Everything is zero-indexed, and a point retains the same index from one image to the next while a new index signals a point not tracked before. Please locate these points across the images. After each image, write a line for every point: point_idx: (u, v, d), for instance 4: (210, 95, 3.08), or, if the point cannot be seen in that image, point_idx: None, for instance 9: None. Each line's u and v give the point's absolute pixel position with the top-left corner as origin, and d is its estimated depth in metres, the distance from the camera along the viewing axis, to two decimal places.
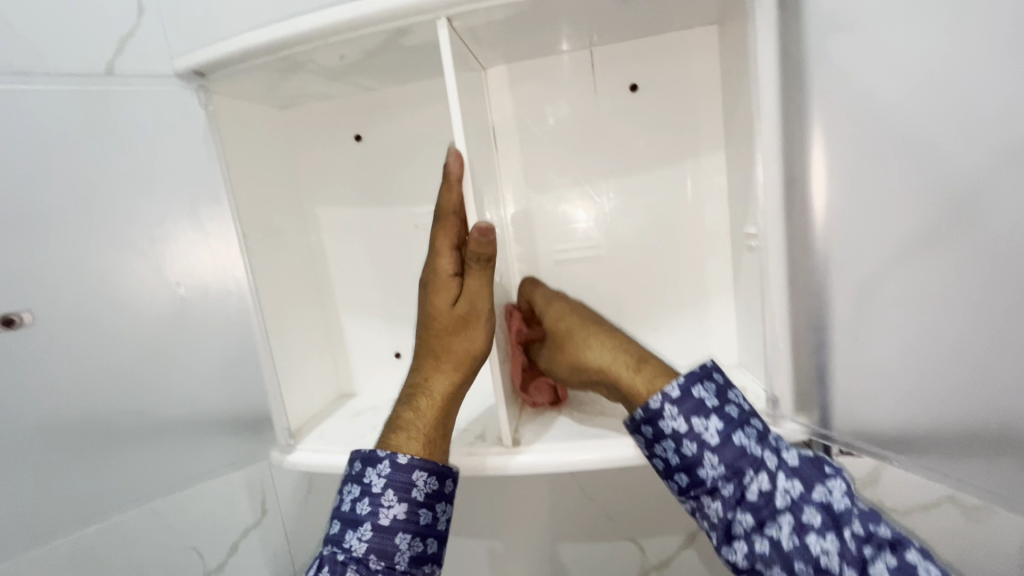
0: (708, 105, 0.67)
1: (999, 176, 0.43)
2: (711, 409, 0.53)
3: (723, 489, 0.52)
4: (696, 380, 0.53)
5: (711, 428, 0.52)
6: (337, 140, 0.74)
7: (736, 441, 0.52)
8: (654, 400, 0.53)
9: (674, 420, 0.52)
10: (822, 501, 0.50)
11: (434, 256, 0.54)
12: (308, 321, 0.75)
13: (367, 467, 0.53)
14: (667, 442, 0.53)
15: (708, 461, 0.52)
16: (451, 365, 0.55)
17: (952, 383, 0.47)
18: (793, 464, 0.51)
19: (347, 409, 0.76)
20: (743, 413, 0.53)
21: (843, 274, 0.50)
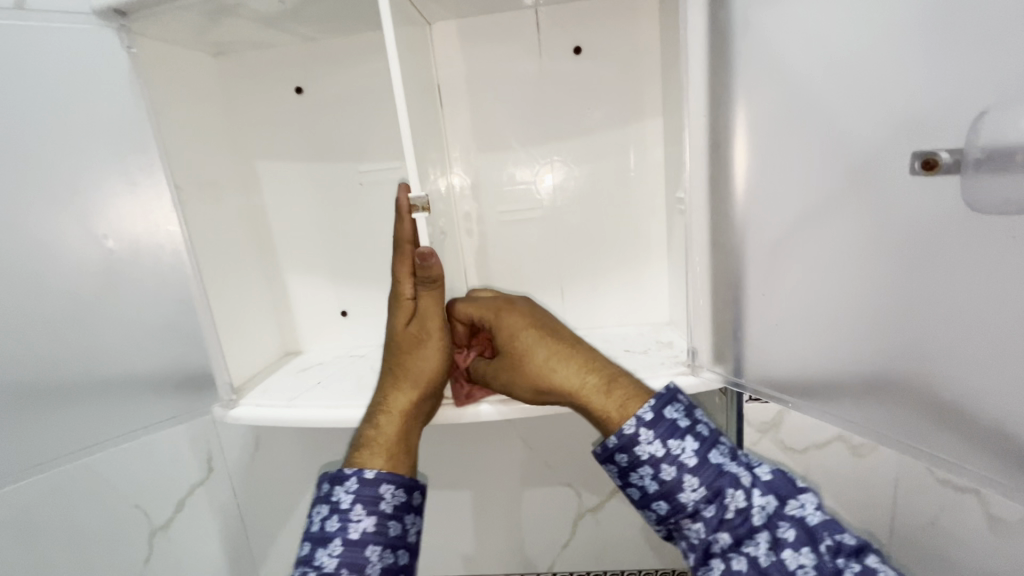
0: (649, 70, 0.69)
1: (891, 145, 0.47)
2: (685, 430, 0.52)
3: (704, 511, 0.50)
4: (665, 402, 0.53)
5: (687, 449, 0.51)
6: (276, 91, 0.72)
7: (711, 460, 0.51)
8: (628, 426, 0.52)
9: (651, 445, 0.51)
10: (796, 516, 0.49)
11: (394, 282, 0.58)
12: (250, 278, 0.74)
13: (335, 486, 0.58)
14: (644, 468, 0.52)
15: (687, 483, 0.50)
16: (407, 388, 0.59)
17: (841, 334, 0.52)
18: (766, 479, 0.51)
19: (293, 366, 0.77)
20: (713, 432, 0.53)
21: (757, 232, 0.55)
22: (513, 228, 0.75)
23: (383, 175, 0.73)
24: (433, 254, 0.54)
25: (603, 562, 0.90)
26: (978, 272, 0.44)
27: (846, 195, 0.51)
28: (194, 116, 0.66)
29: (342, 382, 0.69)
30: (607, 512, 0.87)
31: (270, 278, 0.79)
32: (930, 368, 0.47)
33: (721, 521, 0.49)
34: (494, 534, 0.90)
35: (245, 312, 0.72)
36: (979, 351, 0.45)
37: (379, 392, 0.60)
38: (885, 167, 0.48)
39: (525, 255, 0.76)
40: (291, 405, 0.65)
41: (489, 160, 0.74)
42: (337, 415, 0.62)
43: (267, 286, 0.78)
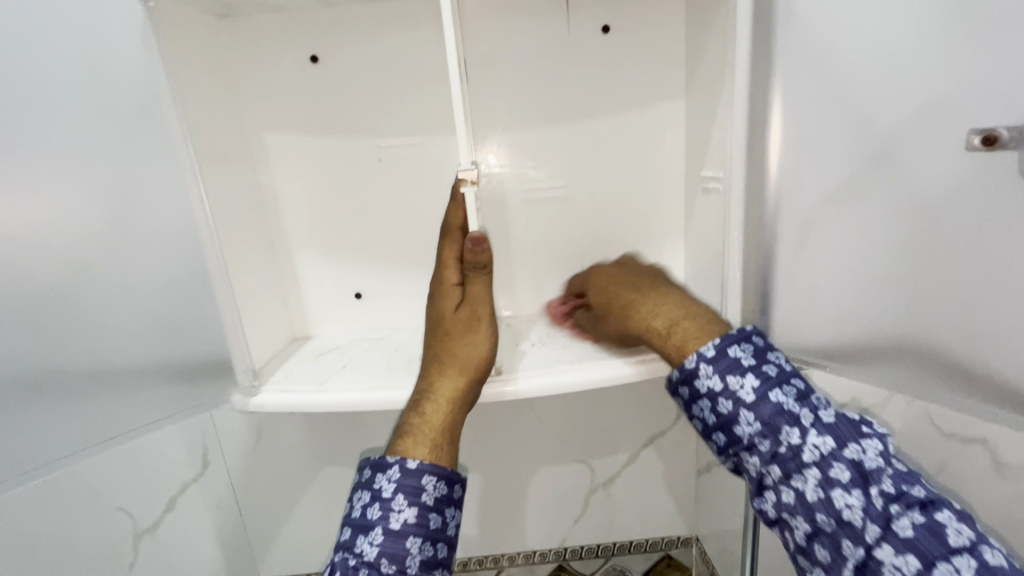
0: (676, 50, 0.70)
1: (921, 129, 0.50)
2: (747, 368, 0.54)
3: (759, 446, 0.53)
4: (731, 341, 0.56)
5: (746, 386, 0.54)
6: (290, 59, 0.68)
7: (770, 399, 0.53)
8: (690, 360, 0.56)
9: (711, 379, 0.55)
10: (854, 458, 0.50)
11: (441, 267, 0.59)
12: (261, 258, 0.70)
13: (377, 473, 0.56)
14: (704, 400, 0.56)
15: (743, 417, 0.54)
16: (451, 371, 0.57)
17: (870, 305, 0.55)
18: (827, 422, 0.51)
19: (307, 351, 0.73)
20: (783, 372, 0.54)
21: (790, 212, 0.58)
22: (535, 207, 0.75)
23: (405, 151, 0.71)
24: (484, 238, 0.55)
25: (612, 534, 0.93)
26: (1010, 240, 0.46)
27: (877, 171, 0.53)
28: (202, 82, 0.61)
29: (370, 365, 0.67)
30: (618, 486, 0.90)
31: (278, 259, 0.74)
32: (946, 333, 0.51)
33: (774, 456, 0.52)
34: (507, 514, 0.91)
35: (257, 295, 0.68)
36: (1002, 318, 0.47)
37: (424, 379, 0.58)
38: (913, 147, 0.50)
39: (548, 233, 0.76)
40: (321, 390, 0.62)
41: (515, 138, 0.73)
42: (373, 398, 0.60)
43: (275, 268, 0.74)
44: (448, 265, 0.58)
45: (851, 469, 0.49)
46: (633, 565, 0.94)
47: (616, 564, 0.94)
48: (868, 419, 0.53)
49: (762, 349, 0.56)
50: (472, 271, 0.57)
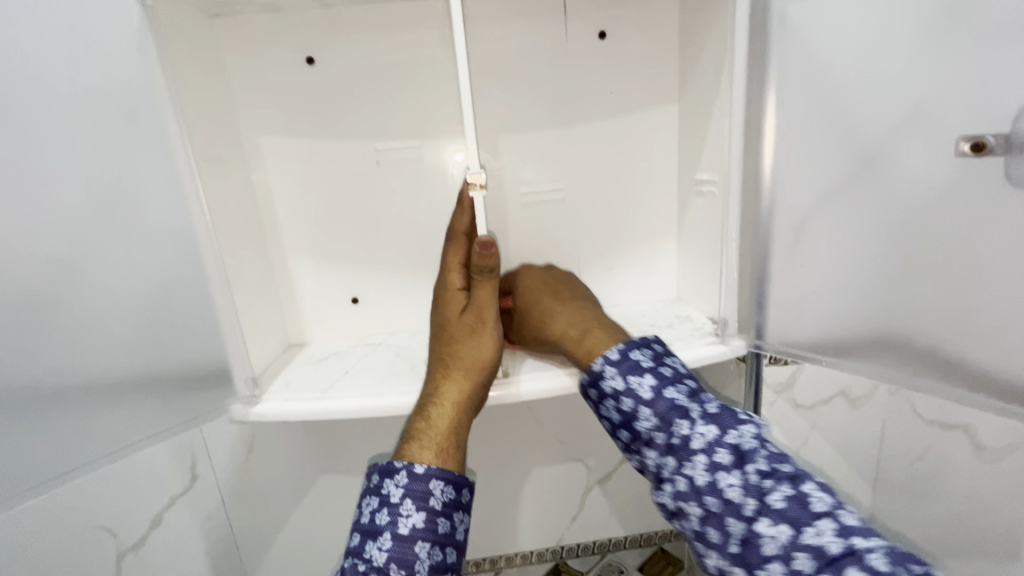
0: (668, 56, 0.72)
1: (901, 135, 0.53)
2: (647, 369, 0.56)
3: (656, 438, 0.55)
4: (633, 346, 0.58)
5: (644, 384, 0.56)
6: (285, 62, 0.67)
7: (666, 395, 0.55)
8: (595, 364, 0.58)
9: (615, 380, 0.57)
10: (732, 442, 0.51)
11: (445, 272, 0.60)
12: (255, 263, 0.68)
13: (385, 478, 0.54)
14: (610, 400, 0.58)
15: (642, 414, 0.55)
16: (456, 372, 0.56)
17: (862, 301, 0.57)
18: (711, 411, 0.53)
19: (303, 358, 0.72)
20: (677, 372, 0.57)
21: (785, 214, 0.60)
22: (532, 210, 0.75)
23: (402, 153, 0.71)
24: (491, 242, 0.54)
25: (607, 530, 0.94)
26: (995, 235, 0.49)
27: (865, 174, 0.55)
28: (195, 82, 0.59)
29: (372, 371, 0.66)
30: (613, 484, 0.92)
31: (272, 264, 0.73)
32: (936, 325, 0.53)
33: (669, 448, 0.53)
34: (504, 515, 0.91)
35: (252, 301, 0.66)
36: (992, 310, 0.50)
37: (428, 384, 0.57)
38: (901, 151, 0.53)
39: (546, 235, 0.76)
40: (325, 398, 0.61)
41: (513, 141, 0.73)
42: (380, 403, 0.60)
43: (269, 273, 0.72)
44: (451, 272, 0.60)
45: (731, 451, 0.50)
46: (628, 560, 0.96)
47: (611, 561, 0.96)
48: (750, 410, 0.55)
49: (664, 354, 0.59)
50: (478, 273, 0.57)
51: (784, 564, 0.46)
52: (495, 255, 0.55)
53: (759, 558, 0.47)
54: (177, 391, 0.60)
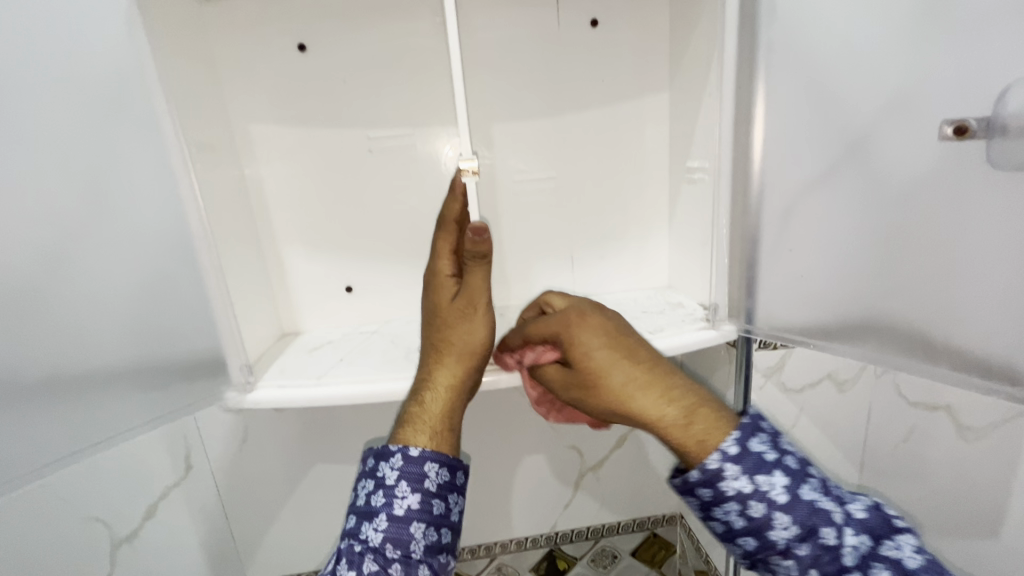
0: (659, 45, 0.73)
1: (888, 118, 0.52)
2: (773, 465, 0.51)
3: (797, 550, 0.49)
4: (749, 434, 0.52)
5: (777, 486, 0.50)
6: (276, 49, 0.66)
7: (804, 497, 0.50)
8: (712, 461, 0.51)
9: (739, 481, 0.50)
10: (891, 557, 0.48)
11: (435, 258, 0.59)
12: (247, 251, 0.68)
13: (380, 462, 0.54)
14: (729, 504, 0.51)
15: (777, 522, 0.50)
16: (448, 358, 0.57)
17: (849, 286, 0.58)
18: (860, 516, 0.50)
19: (298, 346, 0.72)
20: (801, 465, 0.52)
21: (773, 199, 0.61)
22: (525, 198, 0.76)
23: (395, 142, 0.71)
24: (485, 228, 0.53)
25: (600, 516, 0.96)
26: (976, 219, 0.48)
27: (852, 160, 0.56)
28: (183, 68, 0.59)
29: (367, 358, 0.67)
30: (606, 470, 0.93)
31: (265, 253, 0.73)
32: (924, 308, 0.53)
33: (813, 559, 0.49)
34: (498, 502, 0.92)
35: (245, 290, 0.66)
36: (966, 294, 0.50)
37: (421, 369, 0.57)
38: (886, 137, 0.53)
39: (539, 223, 0.77)
40: (319, 384, 0.61)
41: (507, 129, 0.73)
42: (373, 390, 0.60)
43: (262, 263, 0.72)
44: (442, 256, 0.59)
45: (897, 569, 0.47)
46: (622, 545, 0.98)
47: (605, 545, 0.97)
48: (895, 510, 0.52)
49: (778, 439, 0.54)
50: (470, 259, 0.56)
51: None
52: (488, 242, 0.53)
53: None
54: (151, 388, 0.58)
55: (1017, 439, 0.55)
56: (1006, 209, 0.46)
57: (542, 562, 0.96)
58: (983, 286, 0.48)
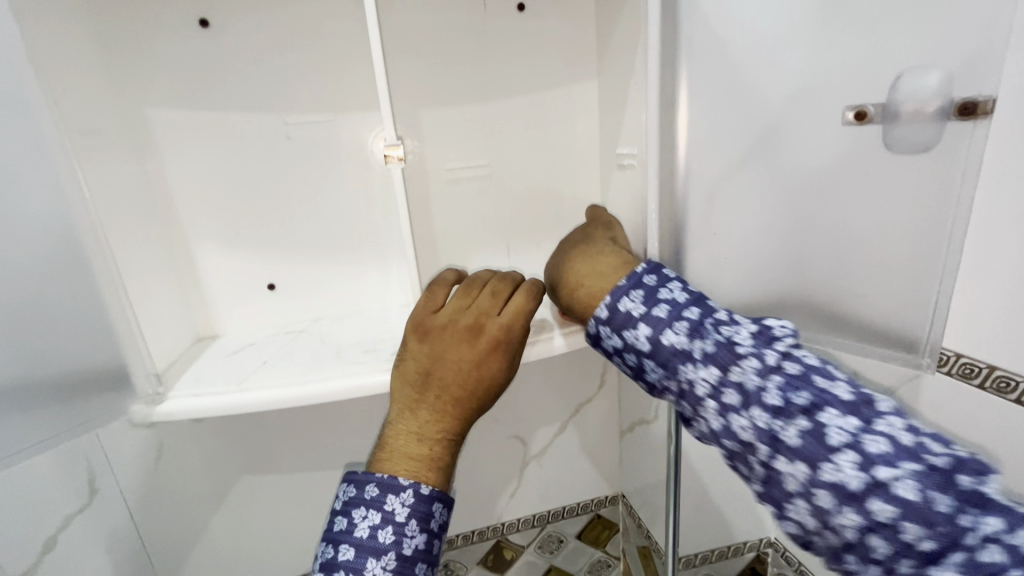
0: (584, 30, 0.73)
1: (801, 106, 0.54)
2: (639, 318, 0.51)
3: (670, 389, 0.50)
4: (621, 295, 0.53)
5: (641, 335, 0.51)
6: (172, 24, 0.60)
7: (664, 342, 0.50)
8: (591, 326, 0.56)
9: (613, 338, 0.54)
10: (737, 381, 0.45)
11: (500, 318, 0.53)
12: (150, 249, 0.62)
13: (389, 495, 0.49)
14: (624, 358, 0.54)
15: (648, 364, 0.51)
16: (474, 379, 0.52)
17: (768, 272, 0.59)
18: (709, 351, 0.47)
19: (215, 350, 0.67)
20: (676, 308, 0.50)
21: (699, 182, 0.58)
22: (456, 186, 0.74)
23: (315, 127, 0.66)
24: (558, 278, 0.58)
25: (545, 502, 0.97)
26: (881, 199, 0.53)
27: (765, 147, 0.56)
28: (56, 46, 0.51)
29: (293, 359, 0.62)
30: (549, 456, 0.94)
31: (170, 250, 0.66)
32: (835, 287, 0.57)
33: (682, 394, 0.49)
34: None
35: (147, 293, 0.60)
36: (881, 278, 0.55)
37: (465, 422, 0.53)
38: (799, 124, 0.55)
39: (472, 211, 0.75)
40: (239, 390, 0.57)
41: (434, 114, 0.71)
42: (300, 393, 0.56)
43: (169, 261, 0.65)
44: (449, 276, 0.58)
45: (738, 390, 0.45)
46: (567, 529, 0.99)
47: (551, 531, 0.99)
48: (765, 335, 0.47)
49: (659, 291, 0.52)
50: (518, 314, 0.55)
51: (807, 500, 0.42)
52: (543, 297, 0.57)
53: (781, 493, 0.43)
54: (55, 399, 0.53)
55: (912, 400, 0.61)
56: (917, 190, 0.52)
57: (489, 554, 0.96)
58: (892, 266, 0.54)
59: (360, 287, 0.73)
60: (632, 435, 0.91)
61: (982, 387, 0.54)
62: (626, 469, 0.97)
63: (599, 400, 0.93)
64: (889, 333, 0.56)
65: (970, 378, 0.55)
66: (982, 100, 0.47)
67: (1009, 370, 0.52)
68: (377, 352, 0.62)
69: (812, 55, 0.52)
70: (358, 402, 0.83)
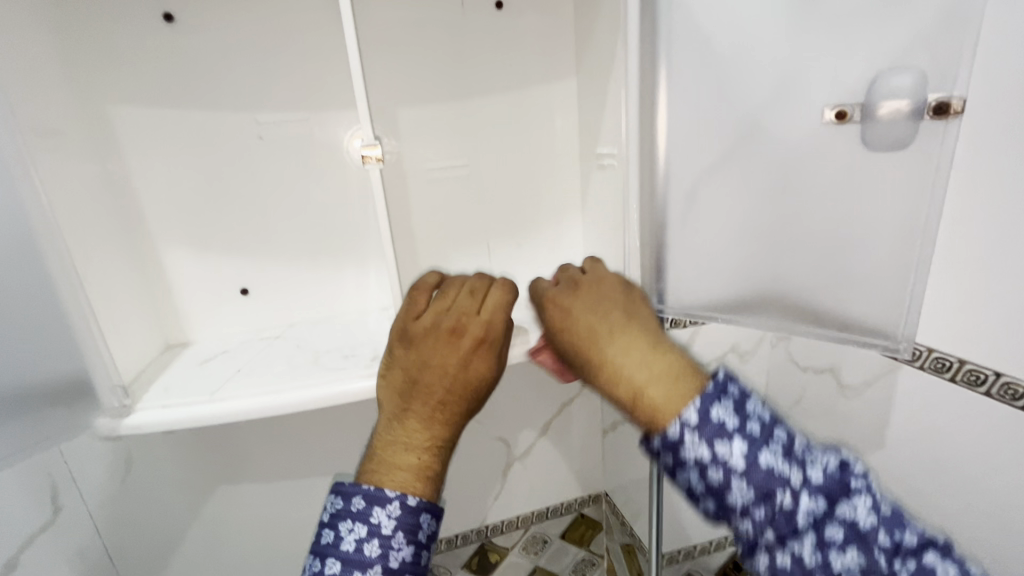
0: (563, 29, 0.72)
1: (778, 103, 0.55)
2: (734, 430, 0.41)
3: (754, 516, 0.40)
4: (710, 399, 0.42)
5: (734, 451, 0.40)
6: (134, 18, 0.57)
7: (761, 461, 0.40)
8: (672, 429, 0.42)
9: (697, 449, 0.41)
10: (851, 519, 0.38)
11: (486, 320, 0.52)
12: (114, 253, 0.59)
13: (375, 506, 0.47)
14: (689, 470, 0.42)
15: (736, 488, 0.40)
16: (459, 381, 0.50)
17: (749, 267, 0.61)
18: (822, 481, 0.39)
19: (186, 359, 0.64)
20: (767, 424, 0.42)
21: (678, 180, 0.60)
22: (435, 186, 0.73)
23: (289, 126, 0.64)
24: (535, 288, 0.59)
25: (530, 503, 0.96)
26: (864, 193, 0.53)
27: (745, 142, 0.57)
28: (10, 39, 0.48)
29: (268, 366, 0.60)
30: (533, 457, 0.93)
31: (136, 253, 0.63)
32: (815, 281, 0.58)
33: (769, 525, 0.39)
34: None
35: (111, 300, 0.57)
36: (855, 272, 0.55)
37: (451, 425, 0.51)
38: (777, 121, 0.55)
39: (452, 211, 0.74)
40: (212, 399, 0.55)
41: (411, 114, 0.69)
42: (275, 401, 0.54)
43: (135, 265, 0.62)
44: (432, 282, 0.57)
45: (850, 531, 0.38)
46: (551, 529, 0.99)
47: (535, 532, 0.99)
48: (861, 464, 0.41)
49: (744, 400, 0.43)
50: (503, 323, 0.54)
51: None
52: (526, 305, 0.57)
53: None
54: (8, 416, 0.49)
55: (887, 390, 0.65)
56: (901, 181, 0.50)
57: (474, 557, 0.95)
58: (877, 258, 0.54)
59: (338, 291, 0.72)
60: (615, 434, 0.92)
61: (953, 381, 0.57)
62: (610, 468, 0.97)
63: (582, 399, 0.93)
64: (865, 327, 0.56)
65: (942, 372, 0.58)
66: (955, 100, 0.45)
67: (978, 363, 0.54)
68: (356, 357, 0.61)
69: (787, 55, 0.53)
70: (338, 407, 0.81)
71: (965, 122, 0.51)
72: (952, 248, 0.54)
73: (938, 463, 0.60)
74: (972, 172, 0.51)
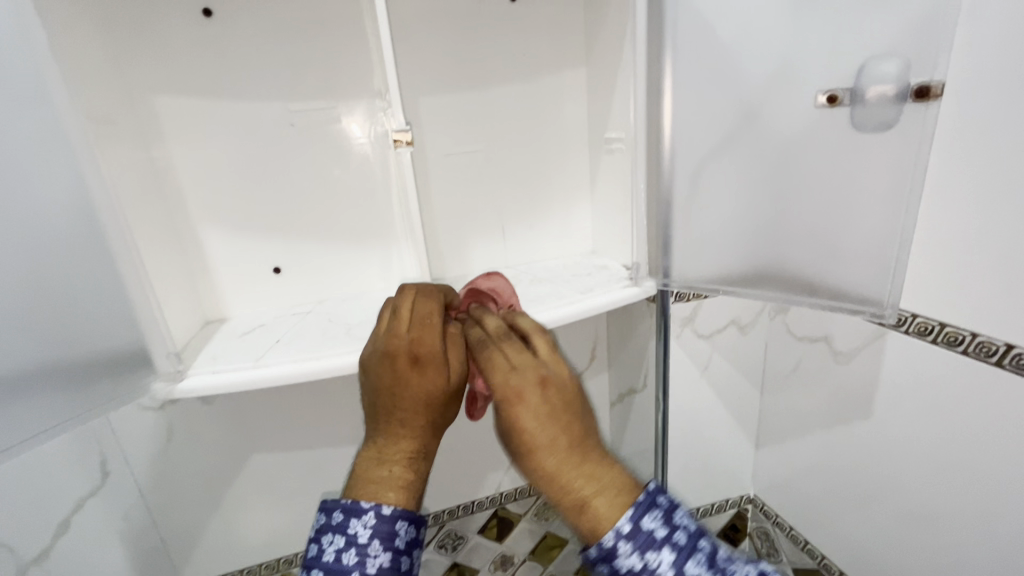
0: (573, 21, 0.76)
1: (777, 88, 0.59)
2: (663, 540, 0.46)
3: None
4: (643, 510, 0.47)
5: (665, 560, 0.45)
6: (174, 14, 0.61)
7: (691, 571, 0.45)
8: (607, 540, 0.46)
9: (629, 558, 0.46)
10: None
11: (415, 337, 0.55)
12: (159, 235, 0.63)
13: (349, 518, 0.51)
14: None
15: None
16: (420, 396, 0.53)
17: (750, 241, 0.66)
18: None
19: (226, 332, 0.69)
20: (692, 537, 0.47)
21: (683, 162, 0.64)
22: (453, 170, 0.77)
23: (318, 114, 0.69)
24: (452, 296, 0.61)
25: None
26: (856, 171, 0.57)
27: (746, 126, 0.61)
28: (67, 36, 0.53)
29: (306, 337, 0.65)
30: None
31: (178, 235, 0.68)
32: (809, 252, 0.63)
33: None
34: (444, 471, 0.94)
35: (160, 277, 0.62)
36: (846, 244, 0.60)
37: (414, 439, 0.54)
38: (776, 105, 0.60)
39: (469, 194, 0.79)
40: (258, 365, 0.60)
41: (431, 101, 0.74)
42: (317, 366, 0.59)
43: (177, 246, 0.67)
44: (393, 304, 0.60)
45: None
46: None
47: (547, 500, 1.04)
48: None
49: (674, 509, 0.48)
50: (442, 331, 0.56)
51: None
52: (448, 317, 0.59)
53: None
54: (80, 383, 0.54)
55: (877, 355, 0.70)
56: (888, 161, 0.55)
57: (489, 522, 1.01)
58: (868, 230, 0.58)
59: (362, 268, 0.76)
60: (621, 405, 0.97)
61: (935, 342, 0.62)
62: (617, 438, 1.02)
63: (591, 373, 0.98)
64: (853, 293, 0.61)
65: (925, 335, 0.63)
66: (935, 84, 0.50)
67: (956, 325, 0.59)
68: None
69: (785, 44, 0.57)
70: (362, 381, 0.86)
71: (945, 103, 0.56)
72: (933, 219, 0.59)
73: (925, 420, 0.66)
74: (951, 149, 0.56)
